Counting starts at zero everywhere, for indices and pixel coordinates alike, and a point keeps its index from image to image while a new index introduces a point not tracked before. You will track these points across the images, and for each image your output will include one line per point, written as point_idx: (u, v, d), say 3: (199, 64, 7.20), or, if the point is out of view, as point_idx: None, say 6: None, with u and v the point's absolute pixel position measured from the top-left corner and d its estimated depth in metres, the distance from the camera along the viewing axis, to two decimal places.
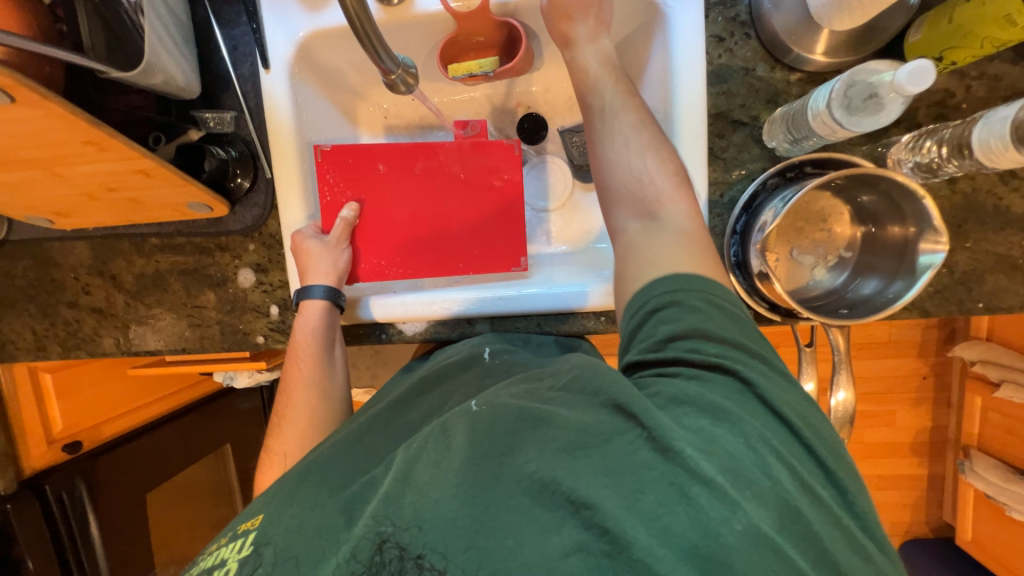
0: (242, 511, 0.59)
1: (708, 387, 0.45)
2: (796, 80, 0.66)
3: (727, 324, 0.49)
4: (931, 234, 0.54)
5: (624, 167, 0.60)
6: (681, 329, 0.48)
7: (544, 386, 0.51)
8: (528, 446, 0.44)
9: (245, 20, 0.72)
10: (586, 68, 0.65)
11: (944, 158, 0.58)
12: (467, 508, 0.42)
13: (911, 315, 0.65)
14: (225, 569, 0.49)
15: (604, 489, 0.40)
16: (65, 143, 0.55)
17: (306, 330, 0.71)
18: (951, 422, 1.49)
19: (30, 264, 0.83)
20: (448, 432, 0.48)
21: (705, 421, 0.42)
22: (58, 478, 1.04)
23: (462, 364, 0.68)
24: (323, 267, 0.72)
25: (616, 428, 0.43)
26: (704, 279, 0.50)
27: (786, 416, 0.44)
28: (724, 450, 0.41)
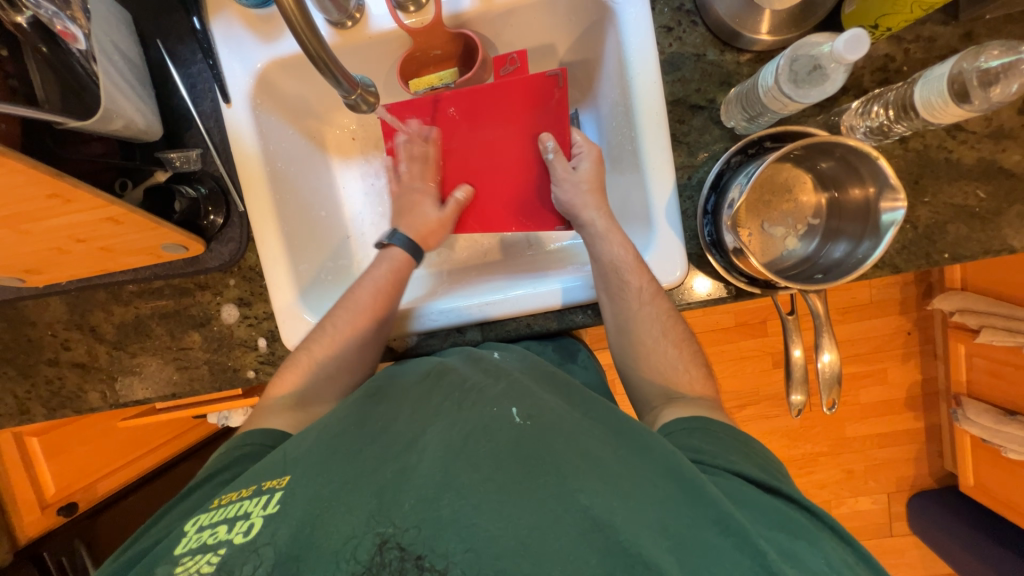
0: (261, 466, 0.56)
1: (771, 502, 0.50)
2: (745, 60, 0.68)
3: (757, 460, 0.56)
4: (890, 193, 0.56)
5: (641, 334, 0.68)
6: (714, 448, 0.56)
7: (581, 416, 0.57)
8: (577, 475, 0.47)
9: (201, 58, 0.73)
10: (602, 245, 0.70)
11: (892, 120, 0.61)
12: (510, 528, 0.44)
13: (883, 273, 0.68)
14: (248, 524, 0.47)
15: (666, 553, 0.42)
16: (30, 198, 0.54)
17: (382, 270, 0.74)
18: (939, 372, 1.53)
19: (5, 326, 0.82)
20: (492, 440, 0.51)
21: (782, 536, 0.46)
22: (56, 543, 1.06)
23: (471, 362, 0.66)
24: (416, 223, 0.77)
25: (677, 494, 0.47)
26: (722, 428, 0.59)
27: (851, 540, 0.49)
28: (804, 562, 0.44)
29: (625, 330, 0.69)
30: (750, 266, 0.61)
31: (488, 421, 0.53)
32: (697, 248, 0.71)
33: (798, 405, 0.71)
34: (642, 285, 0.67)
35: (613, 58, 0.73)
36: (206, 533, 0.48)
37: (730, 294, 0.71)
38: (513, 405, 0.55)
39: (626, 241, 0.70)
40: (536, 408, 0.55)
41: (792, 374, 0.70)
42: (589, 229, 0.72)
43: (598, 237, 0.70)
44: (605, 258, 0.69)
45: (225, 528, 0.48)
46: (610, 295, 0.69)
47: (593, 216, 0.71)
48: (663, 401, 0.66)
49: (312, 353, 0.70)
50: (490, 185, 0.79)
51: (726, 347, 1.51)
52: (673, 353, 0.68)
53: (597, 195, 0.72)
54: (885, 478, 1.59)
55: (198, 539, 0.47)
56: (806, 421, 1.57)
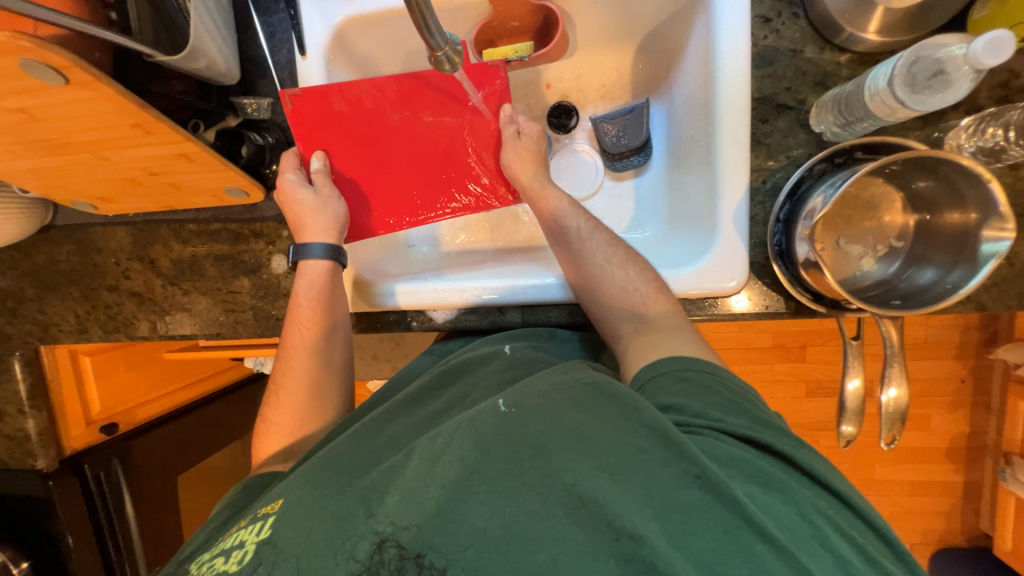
0: (266, 492, 0.58)
1: (746, 451, 0.47)
2: (846, 61, 0.63)
3: (729, 396, 0.53)
4: (997, 221, 0.51)
5: (590, 265, 0.68)
6: (686, 400, 0.52)
7: (572, 382, 0.52)
8: (560, 455, 0.45)
9: (283, 7, 0.73)
10: (544, 203, 0.72)
11: (1010, 141, 0.56)
12: (496, 517, 0.43)
13: (965, 309, 0.62)
14: (243, 551, 0.50)
15: (650, 521, 0.41)
16: (113, 126, 0.56)
17: (308, 293, 0.71)
18: (990, 427, 1.42)
19: (73, 248, 0.86)
20: (476, 431, 0.48)
21: (756, 488, 0.45)
22: (97, 457, 1.06)
23: (484, 364, 0.67)
24: (320, 223, 0.71)
25: (657, 455, 0.44)
26: (705, 366, 0.55)
27: (835, 486, 0.47)
28: (777, 515, 0.43)
29: (577, 265, 0.68)
30: (824, 282, 0.57)
31: (472, 413, 0.51)
32: (761, 257, 0.67)
33: (848, 437, 0.67)
34: (582, 224, 0.71)
35: (698, 47, 0.69)
36: (208, 563, 0.52)
37: (789, 310, 0.67)
38: (499, 396, 0.52)
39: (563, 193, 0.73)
40: (523, 394, 0.51)
41: (846, 405, 0.66)
42: (521, 188, 0.74)
43: (533, 192, 0.73)
44: (543, 209, 0.73)
45: (223, 558, 0.51)
46: (558, 242, 0.71)
47: (531, 178, 0.73)
48: (634, 327, 0.64)
49: (271, 418, 0.71)
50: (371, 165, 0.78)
51: (759, 369, 1.45)
52: (622, 275, 0.66)
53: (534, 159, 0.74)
54: (910, 528, 1.51)
55: (206, 567, 0.52)
56: (834, 457, 1.49)
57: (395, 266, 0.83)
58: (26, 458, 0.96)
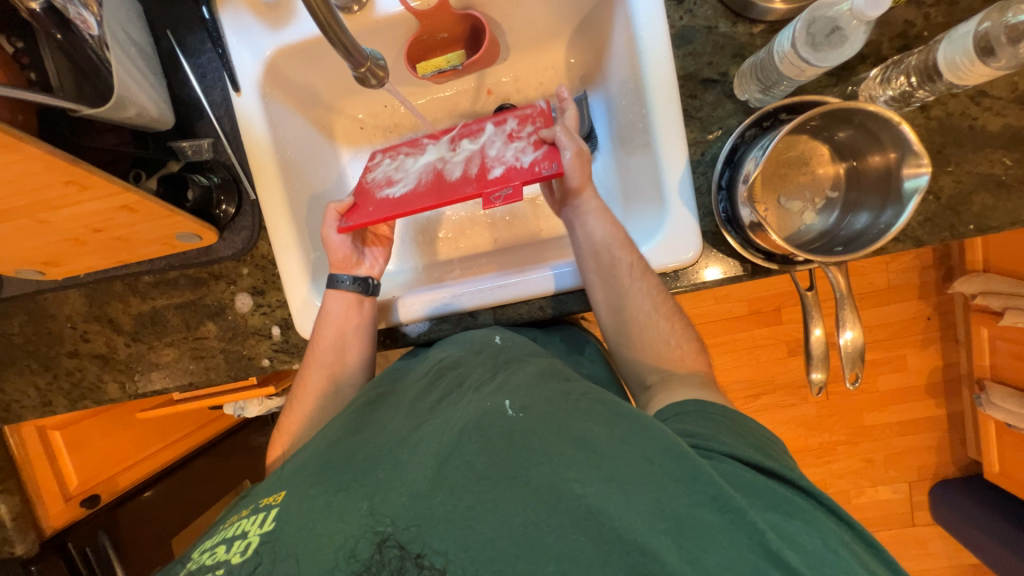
0: (265, 483, 0.57)
1: (768, 482, 0.48)
2: (758, 31, 0.67)
3: (753, 439, 0.53)
4: (913, 158, 0.55)
5: (635, 310, 0.66)
6: (716, 434, 0.53)
7: (577, 397, 0.53)
8: (570, 464, 0.46)
9: (211, 47, 0.73)
10: (595, 223, 0.69)
11: (914, 86, 0.60)
12: (506, 528, 0.44)
13: (906, 247, 0.66)
14: (246, 542, 0.49)
15: (662, 536, 0.41)
16: (47, 186, 0.55)
17: (329, 321, 0.72)
18: (961, 357, 1.49)
19: (26, 319, 0.83)
20: (484, 435, 0.49)
21: (779, 517, 0.44)
22: (81, 534, 1.01)
23: (473, 352, 0.65)
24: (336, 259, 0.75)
25: (671, 471, 0.45)
26: (718, 408, 0.57)
27: (852, 519, 0.47)
28: (803, 543, 0.42)
29: (617, 308, 0.67)
30: (769, 240, 0.60)
31: (484, 414, 0.51)
32: (711, 226, 0.70)
33: (818, 383, 0.69)
34: (633, 261, 0.66)
35: (622, 36, 0.72)
36: (207, 554, 0.51)
37: (746, 272, 0.70)
38: (506, 396, 0.53)
39: (616, 220, 0.69)
40: (529, 395, 0.52)
41: (812, 353, 0.68)
42: (578, 206, 0.70)
43: (586, 214, 0.69)
44: (594, 236, 0.68)
45: (225, 547, 0.50)
46: (602, 274, 0.67)
47: (591, 199, 0.70)
48: (657, 378, 0.66)
49: (284, 425, 0.74)
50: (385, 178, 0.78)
51: (739, 336, 1.49)
52: (665, 327, 0.67)
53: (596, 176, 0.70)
54: (905, 467, 1.56)
55: (201, 559, 0.51)
56: (823, 411, 1.54)
57: (399, 284, 0.86)
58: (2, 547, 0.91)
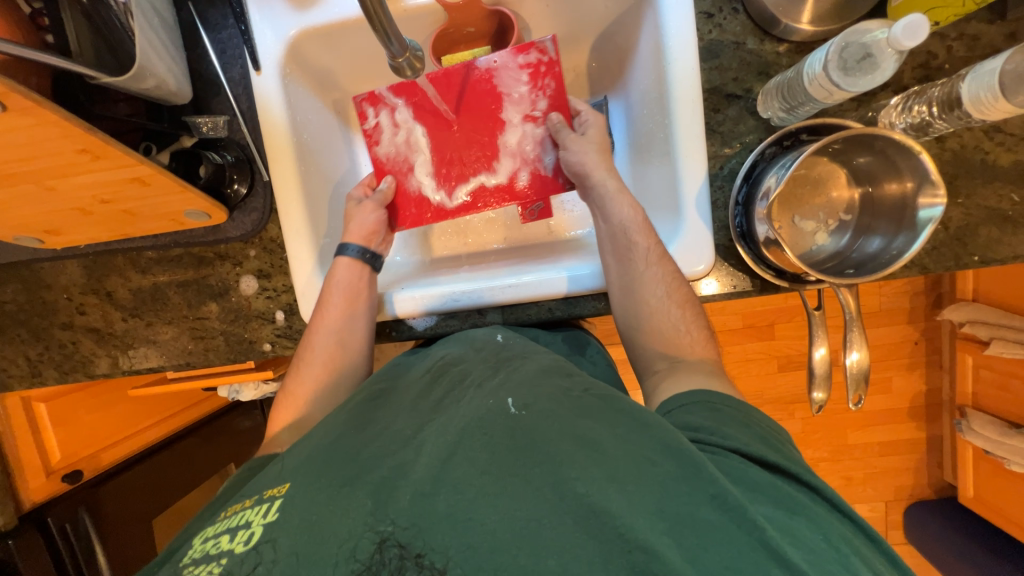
0: (268, 473, 0.57)
1: (769, 477, 0.48)
2: (785, 50, 0.68)
3: (757, 430, 0.54)
4: (930, 188, 0.56)
5: (647, 296, 0.66)
6: (720, 426, 0.53)
7: (578, 393, 0.54)
8: (573, 464, 0.46)
9: (233, 23, 0.72)
10: (612, 206, 0.69)
11: (934, 116, 0.61)
12: (506, 521, 0.43)
13: (912, 273, 0.67)
14: (250, 533, 0.49)
15: (663, 536, 0.41)
16: (60, 152, 0.53)
17: (338, 283, 0.72)
18: (944, 383, 1.52)
19: (20, 288, 0.81)
20: (486, 433, 0.50)
21: (781, 513, 0.45)
22: (62, 509, 0.99)
23: (473, 351, 0.65)
24: (357, 228, 0.74)
25: (672, 470, 0.45)
26: (722, 399, 0.57)
27: (855, 515, 0.48)
28: (803, 538, 0.43)
29: (630, 291, 0.67)
30: (783, 258, 0.61)
31: (483, 415, 0.52)
32: (724, 239, 0.70)
33: (819, 403, 0.71)
34: (650, 246, 0.67)
35: (648, 44, 0.72)
36: (210, 543, 0.50)
37: (755, 287, 0.71)
38: (508, 395, 0.54)
39: (636, 204, 0.69)
40: (533, 395, 0.53)
41: (814, 372, 0.69)
42: (596, 188, 0.70)
43: (607, 196, 0.69)
44: (614, 218, 0.69)
45: (228, 537, 0.50)
46: (618, 256, 0.69)
47: (604, 177, 0.69)
48: (667, 365, 0.66)
49: (289, 388, 0.72)
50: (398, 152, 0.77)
51: (733, 349, 1.51)
52: (677, 316, 0.67)
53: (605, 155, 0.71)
54: (883, 486, 1.59)
55: (204, 549, 0.50)
56: (809, 428, 1.57)
57: (396, 274, 0.85)
58: None
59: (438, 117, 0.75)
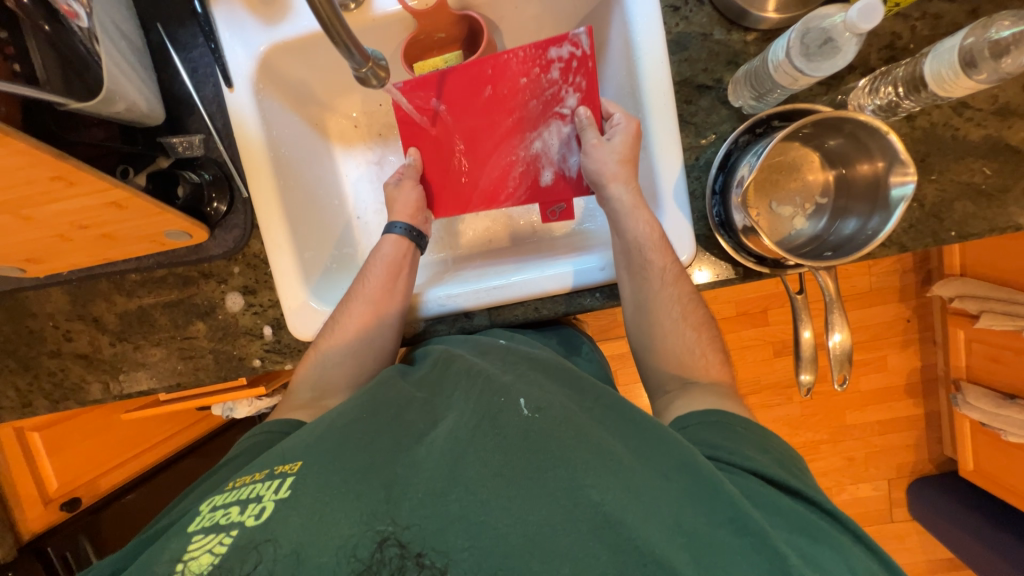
0: (277, 448, 0.55)
1: (789, 502, 0.48)
2: (752, 39, 0.68)
3: (774, 454, 0.54)
4: (900, 167, 0.56)
5: (659, 312, 0.66)
6: (739, 447, 0.53)
7: (591, 404, 0.56)
8: (590, 472, 0.46)
9: (202, 41, 0.72)
10: (628, 222, 0.67)
11: (901, 96, 0.61)
12: (518, 524, 0.44)
13: (891, 252, 0.68)
14: (260, 508, 0.47)
15: (680, 552, 0.42)
16: (32, 182, 0.53)
17: (381, 257, 0.73)
18: (938, 359, 1.53)
19: (5, 318, 0.80)
20: (501, 433, 0.50)
21: (803, 541, 0.45)
22: (60, 538, 1.01)
23: (479, 352, 0.65)
24: (403, 207, 0.76)
25: (689, 489, 0.46)
26: (743, 420, 0.57)
27: (876, 548, 0.47)
28: (824, 569, 0.43)
29: (641, 307, 0.67)
30: (761, 244, 0.62)
31: (496, 410, 0.53)
32: (704, 229, 0.71)
33: (806, 385, 0.71)
34: (666, 266, 0.66)
35: (618, 40, 0.72)
36: (218, 514, 0.48)
37: (737, 274, 0.71)
38: (521, 395, 0.55)
39: (653, 220, 0.67)
40: (545, 400, 0.54)
41: (801, 355, 0.70)
42: (614, 202, 0.68)
43: (625, 214, 0.67)
44: (629, 234, 0.67)
45: (238, 510, 0.48)
46: (632, 273, 0.67)
47: (621, 192, 0.67)
48: (678, 386, 0.64)
49: (320, 347, 0.70)
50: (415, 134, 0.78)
51: (727, 337, 1.51)
52: (688, 334, 0.66)
53: (630, 166, 0.68)
54: (884, 464, 1.60)
55: (211, 518, 0.47)
56: (807, 411, 1.57)
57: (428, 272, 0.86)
58: None
59: (462, 113, 0.76)
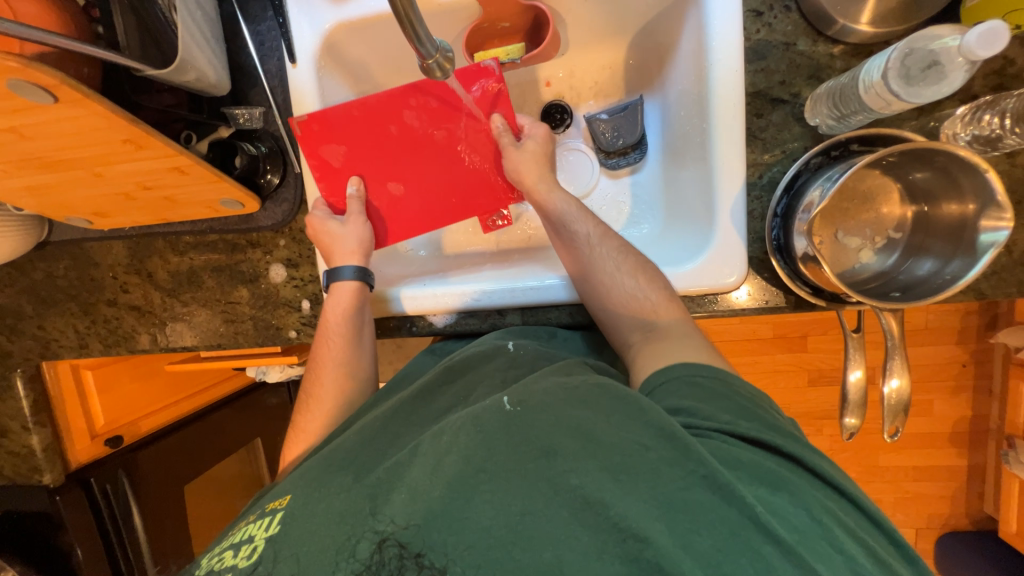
0: (271, 489, 0.58)
1: (757, 453, 0.47)
2: (839, 53, 0.63)
3: (739, 402, 0.51)
4: (995, 210, 0.51)
5: (598, 273, 0.66)
6: (696, 404, 0.50)
7: (575, 383, 0.52)
8: (565, 454, 0.45)
9: (271, 15, 0.73)
10: (548, 204, 0.71)
11: (1006, 129, 0.56)
12: (501, 516, 0.43)
13: (965, 298, 0.62)
14: (252, 545, 0.50)
15: (656, 522, 0.41)
16: (106, 142, 0.56)
17: (336, 311, 0.71)
18: (993, 410, 1.42)
19: (70, 264, 0.86)
20: (481, 428, 0.48)
21: (764, 490, 0.43)
22: (103, 471, 1.05)
23: (484, 355, 0.67)
24: (347, 247, 0.72)
25: (665, 455, 0.43)
26: (712, 369, 0.54)
27: (865, 503, 0.46)
28: (787, 516, 0.42)
29: (585, 273, 0.67)
30: (823, 275, 0.57)
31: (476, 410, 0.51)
32: (759, 252, 0.67)
33: (850, 428, 0.67)
34: (590, 230, 0.69)
35: (689, 43, 0.68)
36: (214, 558, 0.52)
37: (789, 303, 0.67)
38: (504, 392, 0.52)
39: (569, 195, 0.72)
40: (526, 391, 0.52)
41: (848, 396, 0.66)
42: (532, 190, 0.73)
43: (546, 195, 0.72)
44: (552, 212, 0.71)
45: (231, 553, 0.51)
46: (564, 245, 0.70)
47: (534, 182, 0.72)
48: (640, 336, 0.63)
49: (302, 422, 0.70)
50: (366, 158, 0.76)
51: (761, 360, 1.45)
52: (631, 283, 0.65)
53: (539, 167, 0.73)
54: (914, 512, 1.51)
55: (210, 563, 0.51)
56: (838, 446, 1.50)
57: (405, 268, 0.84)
58: (33, 474, 0.98)
59: (405, 135, 0.75)
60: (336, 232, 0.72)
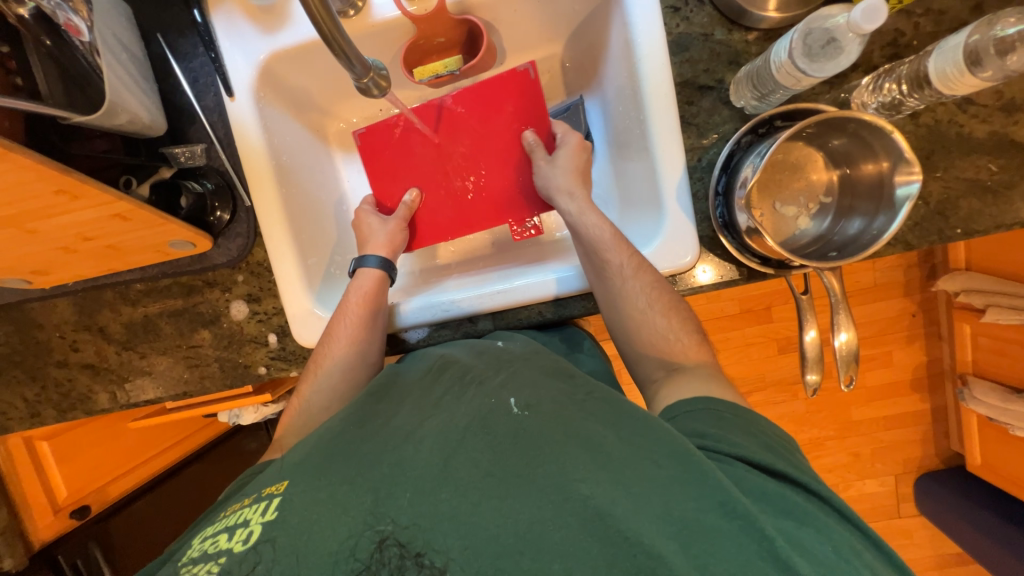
0: (266, 471, 0.56)
1: (779, 486, 0.47)
2: (753, 39, 0.68)
3: (764, 440, 0.52)
4: (904, 166, 0.56)
5: (628, 307, 0.65)
6: (721, 433, 0.52)
7: (582, 398, 0.54)
8: (577, 465, 0.46)
9: (203, 51, 0.72)
10: (580, 227, 0.70)
11: (905, 94, 0.61)
12: (510, 525, 0.44)
13: (895, 250, 0.67)
14: (248, 531, 0.48)
15: (669, 540, 0.41)
16: (37, 196, 0.54)
17: (359, 292, 0.72)
18: (944, 353, 1.52)
19: (12, 329, 0.81)
20: (488, 432, 0.50)
21: (790, 524, 0.44)
22: (71, 547, 1.04)
23: (475, 353, 0.64)
24: (380, 240, 0.77)
25: (677, 476, 0.44)
26: (728, 407, 0.55)
27: (882, 543, 0.46)
28: (814, 552, 0.41)
29: (614, 305, 0.66)
30: (765, 244, 0.61)
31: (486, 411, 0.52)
32: (708, 230, 0.71)
33: (813, 385, 0.71)
34: (623, 262, 0.66)
35: (618, 42, 0.72)
36: (207, 543, 0.50)
37: (742, 275, 0.71)
38: (511, 395, 0.53)
39: (603, 217, 0.70)
40: (534, 396, 0.53)
41: (807, 356, 0.70)
42: (564, 208, 0.72)
43: (577, 215, 0.71)
44: (586, 236, 0.69)
45: (226, 537, 0.49)
46: (595, 273, 0.68)
47: (566, 202, 0.72)
48: (663, 374, 0.64)
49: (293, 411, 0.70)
50: (404, 171, 0.83)
51: (730, 335, 1.51)
52: (663, 323, 0.65)
53: (575, 180, 0.73)
54: (890, 460, 1.59)
55: (202, 548, 0.49)
56: (813, 407, 1.57)
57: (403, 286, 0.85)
58: None
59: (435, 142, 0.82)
60: (373, 226, 0.79)
